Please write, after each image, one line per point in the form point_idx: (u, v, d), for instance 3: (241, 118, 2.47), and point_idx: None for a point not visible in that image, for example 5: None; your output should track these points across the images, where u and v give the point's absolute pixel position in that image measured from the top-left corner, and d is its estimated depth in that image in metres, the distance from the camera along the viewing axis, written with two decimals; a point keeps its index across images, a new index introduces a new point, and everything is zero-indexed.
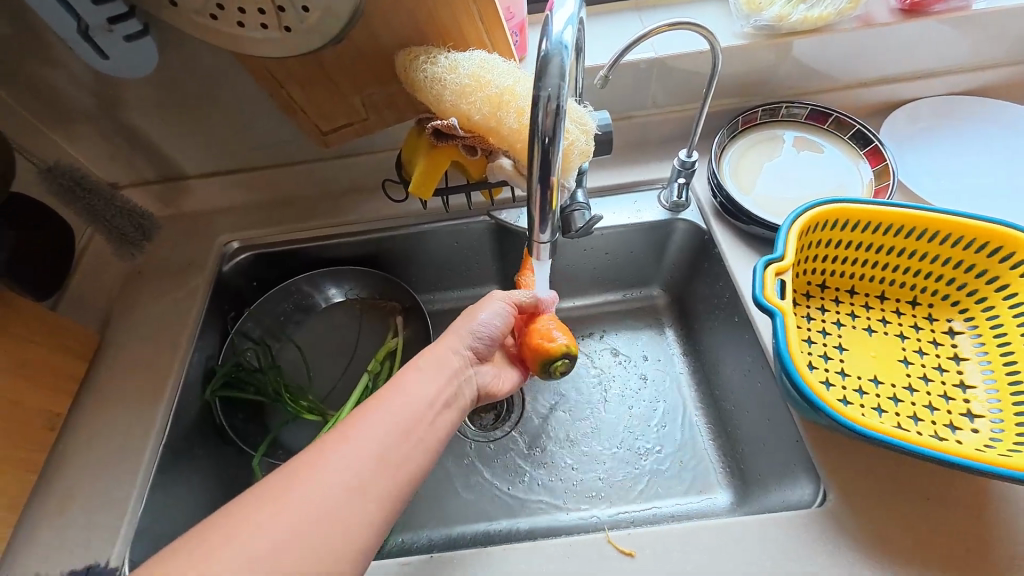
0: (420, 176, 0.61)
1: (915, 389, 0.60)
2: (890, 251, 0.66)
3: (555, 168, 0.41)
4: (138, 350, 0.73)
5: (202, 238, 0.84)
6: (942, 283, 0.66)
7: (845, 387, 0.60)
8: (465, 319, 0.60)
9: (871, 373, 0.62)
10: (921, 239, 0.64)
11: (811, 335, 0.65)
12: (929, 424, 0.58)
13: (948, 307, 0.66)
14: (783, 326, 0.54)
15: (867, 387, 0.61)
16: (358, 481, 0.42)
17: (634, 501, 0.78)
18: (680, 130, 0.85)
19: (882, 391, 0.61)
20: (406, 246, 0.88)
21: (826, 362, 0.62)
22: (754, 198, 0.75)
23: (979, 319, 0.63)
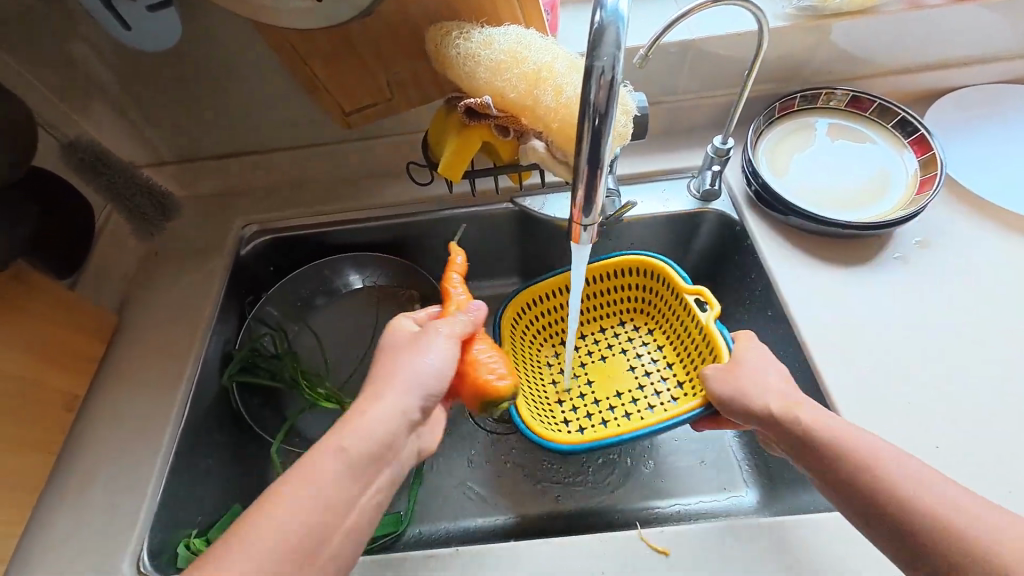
0: (450, 157, 0.59)
1: (630, 393, 0.76)
2: (543, 319, 0.80)
3: (606, 147, 0.38)
4: (156, 333, 0.72)
5: (220, 221, 0.82)
6: (591, 308, 0.81)
7: (594, 415, 0.74)
8: (403, 358, 0.51)
9: (611, 391, 0.76)
10: (539, 302, 0.78)
11: (554, 400, 0.76)
12: (684, 392, 0.73)
13: (644, 315, 0.81)
14: (519, 414, 0.66)
15: (606, 405, 0.75)
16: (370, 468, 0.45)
17: (657, 498, 0.76)
18: (712, 117, 0.82)
19: (628, 399, 0.75)
20: (425, 233, 0.86)
21: (607, 400, 0.75)
22: (791, 188, 0.72)
23: (668, 322, 0.78)
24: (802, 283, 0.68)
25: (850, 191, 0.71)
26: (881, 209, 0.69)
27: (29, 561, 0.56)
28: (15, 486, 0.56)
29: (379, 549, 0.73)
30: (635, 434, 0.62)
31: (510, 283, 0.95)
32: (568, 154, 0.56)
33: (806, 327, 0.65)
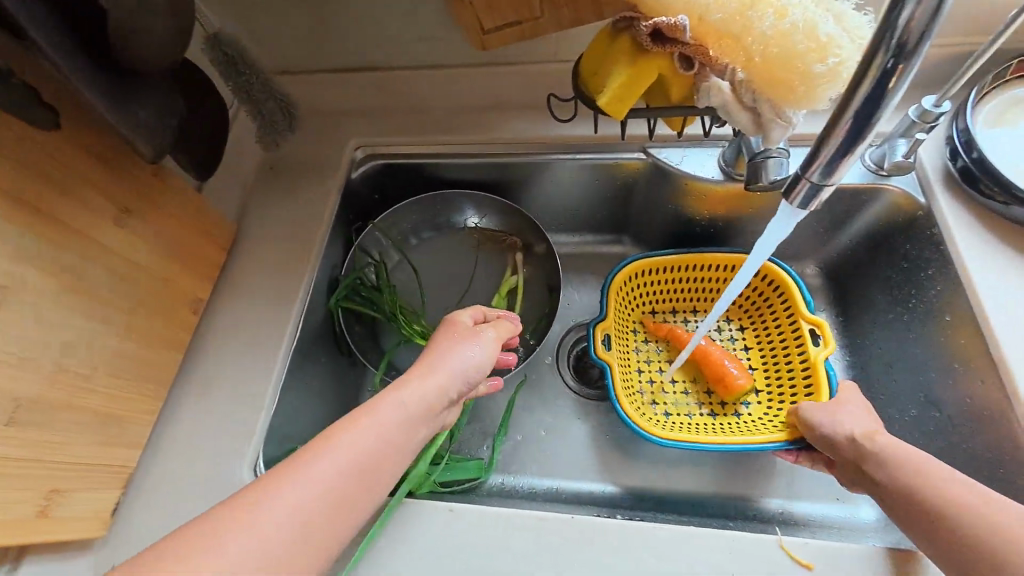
0: (616, 90, 0.51)
1: (713, 391, 0.75)
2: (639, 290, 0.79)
3: (889, 101, 0.30)
4: (272, 247, 0.72)
5: (335, 140, 0.79)
6: (692, 290, 0.79)
7: (673, 400, 0.75)
8: (442, 351, 0.53)
9: (683, 378, 0.77)
10: (643, 274, 0.77)
11: (637, 373, 0.77)
12: (770, 407, 0.72)
13: (740, 310, 0.79)
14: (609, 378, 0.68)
15: (680, 386, 0.76)
16: (356, 487, 0.42)
17: (759, 496, 0.70)
18: (910, 73, 0.67)
19: (713, 398, 0.75)
20: (539, 178, 0.79)
21: (689, 386, 0.76)
22: (1016, 169, 0.58)
23: (764, 326, 0.76)
24: (1004, 287, 0.57)
25: None
26: None
27: (159, 447, 0.59)
28: (150, 378, 0.59)
29: (464, 492, 0.73)
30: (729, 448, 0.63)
31: (616, 242, 0.87)
32: (761, 96, 0.47)
33: (1003, 342, 0.54)
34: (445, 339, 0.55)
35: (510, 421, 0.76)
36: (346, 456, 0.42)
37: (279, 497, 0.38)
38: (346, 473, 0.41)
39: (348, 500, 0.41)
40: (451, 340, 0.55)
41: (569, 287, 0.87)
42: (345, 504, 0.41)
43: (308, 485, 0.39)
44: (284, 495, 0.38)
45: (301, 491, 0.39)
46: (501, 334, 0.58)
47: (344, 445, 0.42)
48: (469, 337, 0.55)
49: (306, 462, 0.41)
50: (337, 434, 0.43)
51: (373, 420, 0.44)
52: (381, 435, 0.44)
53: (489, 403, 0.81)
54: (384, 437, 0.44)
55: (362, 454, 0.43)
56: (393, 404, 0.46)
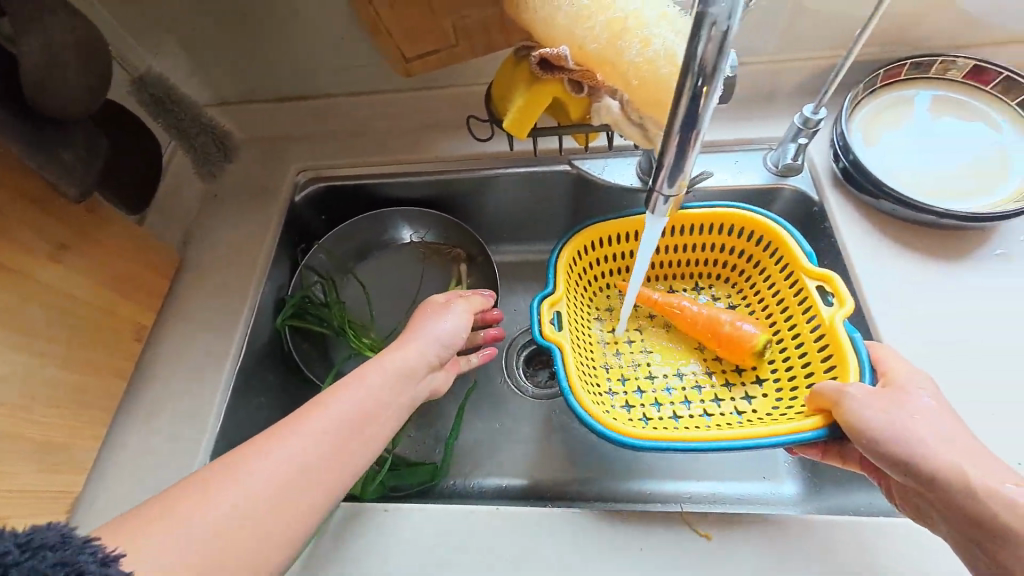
0: (518, 114, 0.56)
1: (705, 387, 0.69)
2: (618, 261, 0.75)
3: (706, 111, 0.36)
4: (217, 272, 0.75)
5: (277, 165, 0.83)
6: (682, 258, 0.75)
7: (659, 395, 0.68)
8: (422, 323, 0.58)
9: (673, 363, 0.72)
10: (611, 241, 0.72)
11: (612, 367, 0.71)
12: (775, 399, 0.65)
13: (738, 276, 0.74)
14: (562, 362, 0.61)
15: (665, 381, 0.70)
16: (333, 453, 0.43)
17: (693, 480, 0.74)
18: (800, 83, 0.74)
19: (705, 395, 0.69)
20: (475, 192, 0.84)
21: (679, 381, 0.70)
22: (885, 166, 0.65)
23: (756, 298, 0.72)
24: (882, 272, 0.63)
25: (953, 176, 0.64)
26: (988, 199, 0.62)
27: (107, 471, 0.62)
28: (93, 405, 0.61)
29: (415, 495, 0.76)
30: (727, 444, 0.54)
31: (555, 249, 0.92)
32: (644, 116, 0.52)
33: (884, 322, 0.60)
34: (422, 314, 0.60)
35: (460, 425, 0.79)
36: (319, 429, 0.44)
37: (254, 472, 0.40)
38: (323, 443, 0.43)
39: (331, 467, 0.43)
40: (429, 314, 0.60)
41: (513, 294, 0.91)
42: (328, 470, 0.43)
43: (285, 457, 0.42)
44: (261, 467, 0.41)
45: (274, 466, 0.41)
46: (472, 304, 0.63)
47: (321, 418, 0.44)
48: (445, 311, 0.60)
49: (276, 439, 0.42)
50: (312, 408, 0.45)
51: (351, 390, 0.47)
52: (350, 404, 0.46)
53: (441, 409, 0.84)
54: (350, 407, 0.46)
55: (340, 421, 0.45)
56: (368, 374, 0.49)
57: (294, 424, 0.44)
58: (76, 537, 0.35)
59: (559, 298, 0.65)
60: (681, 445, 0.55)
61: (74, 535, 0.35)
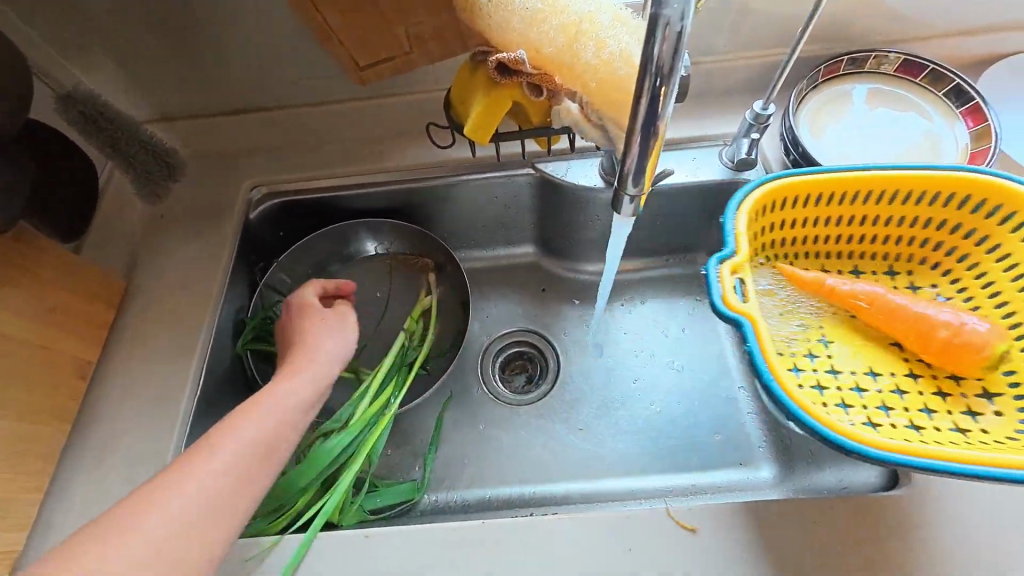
0: (478, 119, 0.56)
1: (907, 390, 0.56)
2: (797, 239, 0.63)
3: (665, 111, 0.36)
4: (168, 298, 0.70)
5: (228, 181, 0.79)
6: (855, 244, 0.64)
7: (841, 390, 0.55)
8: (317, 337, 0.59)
9: (863, 362, 0.58)
10: (801, 203, 0.60)
11: (801, 351, 0.58)
12: (955, 401, 0.54)
13: (930, 271, 0.62)
14: (750, 333, 0.50)
15: (851, 378, 0.57)
16: (260, 462, 0.46)
17: (673, 473, 0.75)
18: (750, 79, 0.77)
19: (909, 404, 0.55)
20: (439, 200, 0.82)
21: (875, 380, 0.57)
22: (832, 157, 0.68)
23: (981, 273, 0.59)
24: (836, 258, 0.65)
25: (893, 163, 0.67)
26: None
27: (52, 523, 0.56)
28: (32, 452, 0.56)
29: (397, 515, 0.74)
30: (935, 463, 0.44)
31: (525, 253, 0.91)
32: (603, 116, 0.52)
33: None
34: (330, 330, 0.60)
35: (438, 438, 0.77)
36: (237, 445, 0.45)
37: (167, 502, 0.41)
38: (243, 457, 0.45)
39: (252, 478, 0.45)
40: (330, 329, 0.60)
41: (486, 300, 0.90)
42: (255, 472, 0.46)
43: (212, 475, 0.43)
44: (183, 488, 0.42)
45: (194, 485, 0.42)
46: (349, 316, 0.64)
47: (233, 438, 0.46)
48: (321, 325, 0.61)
49: (191, 465, 0.43)
50: (219, 432, 0.46)
51: (264, 412, 0.49)
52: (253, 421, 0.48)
53: (419, 422, 0.82)
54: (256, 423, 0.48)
55: (255, 440, 0.47)
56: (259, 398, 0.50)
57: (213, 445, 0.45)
58: None
59: (743, 262, 0.54)
60: (912, 461, 0.44)
61: None
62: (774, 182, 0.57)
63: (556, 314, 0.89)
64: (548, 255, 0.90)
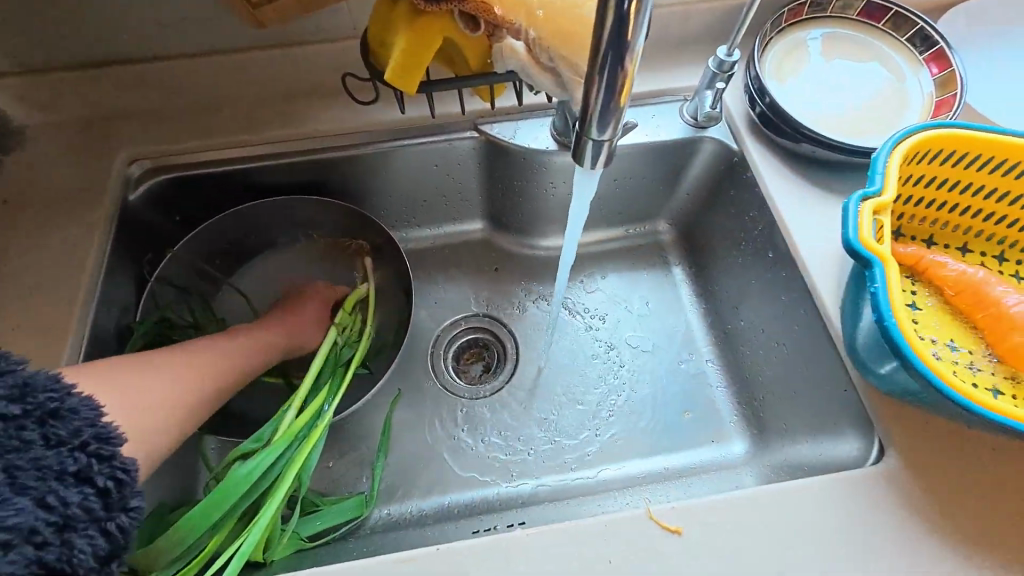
0: (401, 60, 0.45)
1: (983, 370, 0.48)
2: (914, 204, 0.53)
3: (634, 39, 0.28)
4: (22, 304, 0.56)
5: (97, 155, 0.64)
6: (969, 218, 0.53)
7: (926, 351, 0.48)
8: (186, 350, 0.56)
9: (949, 334, 0.50)
10: (1018, 171, 0.50)
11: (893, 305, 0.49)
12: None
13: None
14: (881, 276, 0.43)
15: (934, 346, 0.49)
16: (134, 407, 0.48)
17: (644, 458, 0.70)
18: (710, 26, 0.70)
19: (985, 382, 0.47)
20: (368, 171, 0.70)
21: (955, 353, 0.49)
22: (799, 108, 0.63)
23: None
24: (806, 218, 0.61)
25: (860, 114, 0.63)
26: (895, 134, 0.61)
27: None
28: None
29: (341, 537, 0.64)
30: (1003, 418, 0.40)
31: (474, 229, 0.82)
32: (555, 54, 0.43)
33: (814, 268, 0.58)
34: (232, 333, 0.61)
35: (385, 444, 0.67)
36: (139, 396, 0.48)
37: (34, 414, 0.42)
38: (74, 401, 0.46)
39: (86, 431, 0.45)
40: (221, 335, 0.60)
41: (432, 285, 0.80)
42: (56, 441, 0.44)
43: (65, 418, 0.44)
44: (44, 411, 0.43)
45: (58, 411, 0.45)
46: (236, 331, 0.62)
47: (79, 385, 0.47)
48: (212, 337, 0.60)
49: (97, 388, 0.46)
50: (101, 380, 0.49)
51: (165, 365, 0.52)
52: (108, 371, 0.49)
53: (362, 427, 0.72)
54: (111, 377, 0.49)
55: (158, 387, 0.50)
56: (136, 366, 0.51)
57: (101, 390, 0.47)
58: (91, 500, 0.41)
59: (890, 203, 0.45)
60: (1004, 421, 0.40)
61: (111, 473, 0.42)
62: (920, 130, 0.48)
63: (511, 295, 0.80)
64: (500, 230, 0.81)
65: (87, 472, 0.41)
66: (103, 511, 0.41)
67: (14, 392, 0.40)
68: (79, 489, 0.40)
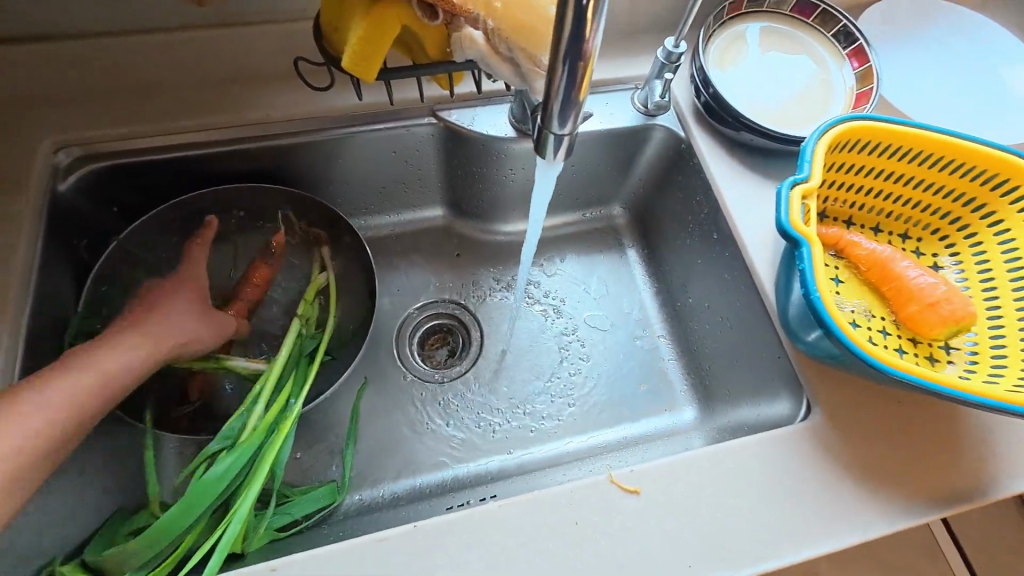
0: (358, 47, 0.44)
1: (889, 332, 0.56)
2: (838, 188, 0.59)
3: (593, 33, 0.30)
4: None
5: (18, 143, 0.59)
6: (884, 202, 0.60)
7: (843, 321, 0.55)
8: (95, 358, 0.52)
9: (862, 304, 0.57)
10: (922, 160, 0.56)
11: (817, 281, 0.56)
12: (926, 347, 0.55)
13: (936, 240, 0.60)
14: (808, 255, 0.48)
15: (850, 317, 0.56)
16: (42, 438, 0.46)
17: (603, 428, 0.75)
18: (658, 17, 0.73)
19: (891, 343, 0.55)
20: (324, 157, 0.69)
21: (868, 319, 0.56)
22: (738, 99, 0.68)
23: (968, 247, 0.58)
24: (746, 202, 0.66)
25: (792, 105, 0.68)
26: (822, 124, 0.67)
27: None
28: None
29: (314, 525, 0.65)
30: (907, 376, 0.47)
31: (433, 216, 0.82)
32: (513, 46, 0.44)
33: (752, 247, 0.63)
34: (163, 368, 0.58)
35: (353, 432, 0.68)
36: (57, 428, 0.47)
37: None
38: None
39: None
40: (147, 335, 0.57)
41: (394, 273, 0.80)
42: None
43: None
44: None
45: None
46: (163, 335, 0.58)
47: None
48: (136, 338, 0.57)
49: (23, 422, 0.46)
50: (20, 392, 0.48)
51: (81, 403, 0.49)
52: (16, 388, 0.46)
53: (327, 417, 0.72)
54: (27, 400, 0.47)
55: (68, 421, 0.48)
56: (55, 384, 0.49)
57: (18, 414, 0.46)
58: None
59: (815, 188, 0.50)
60: (910, 377, 0.47)
61: None
62: (845, 122, 0.53)
63: (473, 280, 0.82)
64: (460, 216, 0.82)
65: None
66: None
67: None
68: None
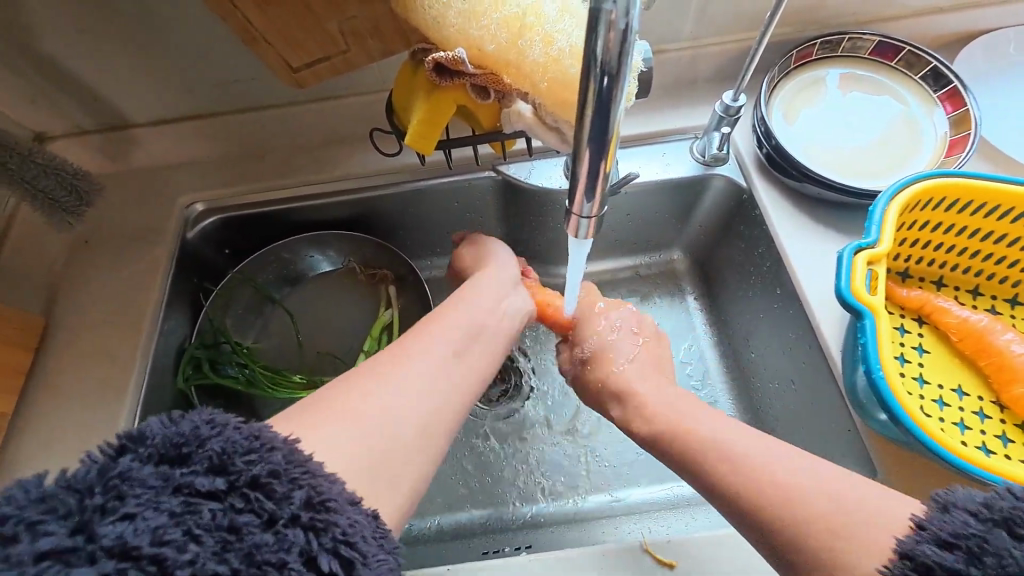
0: (421, 125, 0.50)
1: (988, 415, 0.49)
2: (922, 247, 0.54)
3: (616, 117, 0.31)
4: (95, 333, 0.65)
5: (160, 201, 0.72)
6: (982, 261, 0.54)
7: (924, 398, 0.49)
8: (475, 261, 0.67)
9: (950, 380, 0.51)
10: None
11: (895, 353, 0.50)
12: None
13: None
14: (872, 328, 0.45)
15: (935, 394, 0.50)
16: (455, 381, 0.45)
17: (652, 484, 0.72)
18: (721, 66, 0.72)
19: (990, 428, 0.48)
20: (398, 208, 0.76)
21: (960, 397, 0.50)
22: (806, 148, 0.64)
23: None
24: (815, 258, 0.62)
25: (870, 154, 0.63)
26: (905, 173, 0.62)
27: None
28: None
29: None
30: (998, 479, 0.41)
31: None
32: (558, 119, 0.47)
33: (820, 309, 0.59)
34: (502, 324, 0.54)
35: None
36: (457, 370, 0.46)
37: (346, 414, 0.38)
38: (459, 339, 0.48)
39: (404, 423, 0.40)
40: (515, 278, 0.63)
41: None
42: (384, 466, 0.37)
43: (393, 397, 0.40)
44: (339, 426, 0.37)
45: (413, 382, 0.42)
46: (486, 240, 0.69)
47: (436, 344, 0.46)
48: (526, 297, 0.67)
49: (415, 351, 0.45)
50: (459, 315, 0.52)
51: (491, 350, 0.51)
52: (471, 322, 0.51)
53: None
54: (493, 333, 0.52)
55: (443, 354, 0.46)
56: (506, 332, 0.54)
57: (418, 344, 0.46)
58: (267, 434, 0.33)
59: (884, 254, 0.47)
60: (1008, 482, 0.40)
61: (262, 434, 0.33)
62: (925, 180, 0.49)
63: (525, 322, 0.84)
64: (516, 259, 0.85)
65: (270, 480, 0.31)
66: (274, 502, 0.31)
67: (161, 473, 0.30)
68: (256, 500, 0.30)
